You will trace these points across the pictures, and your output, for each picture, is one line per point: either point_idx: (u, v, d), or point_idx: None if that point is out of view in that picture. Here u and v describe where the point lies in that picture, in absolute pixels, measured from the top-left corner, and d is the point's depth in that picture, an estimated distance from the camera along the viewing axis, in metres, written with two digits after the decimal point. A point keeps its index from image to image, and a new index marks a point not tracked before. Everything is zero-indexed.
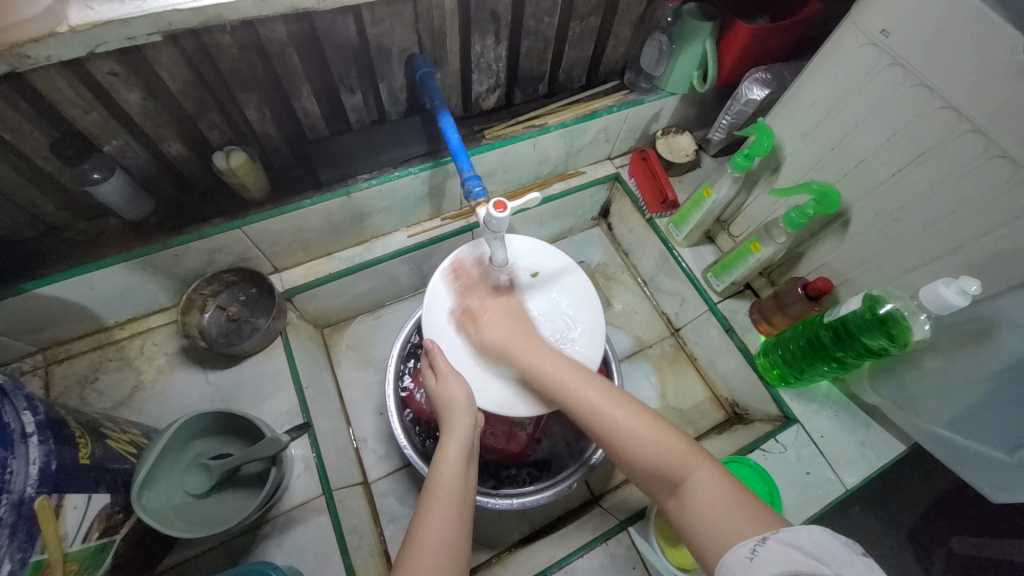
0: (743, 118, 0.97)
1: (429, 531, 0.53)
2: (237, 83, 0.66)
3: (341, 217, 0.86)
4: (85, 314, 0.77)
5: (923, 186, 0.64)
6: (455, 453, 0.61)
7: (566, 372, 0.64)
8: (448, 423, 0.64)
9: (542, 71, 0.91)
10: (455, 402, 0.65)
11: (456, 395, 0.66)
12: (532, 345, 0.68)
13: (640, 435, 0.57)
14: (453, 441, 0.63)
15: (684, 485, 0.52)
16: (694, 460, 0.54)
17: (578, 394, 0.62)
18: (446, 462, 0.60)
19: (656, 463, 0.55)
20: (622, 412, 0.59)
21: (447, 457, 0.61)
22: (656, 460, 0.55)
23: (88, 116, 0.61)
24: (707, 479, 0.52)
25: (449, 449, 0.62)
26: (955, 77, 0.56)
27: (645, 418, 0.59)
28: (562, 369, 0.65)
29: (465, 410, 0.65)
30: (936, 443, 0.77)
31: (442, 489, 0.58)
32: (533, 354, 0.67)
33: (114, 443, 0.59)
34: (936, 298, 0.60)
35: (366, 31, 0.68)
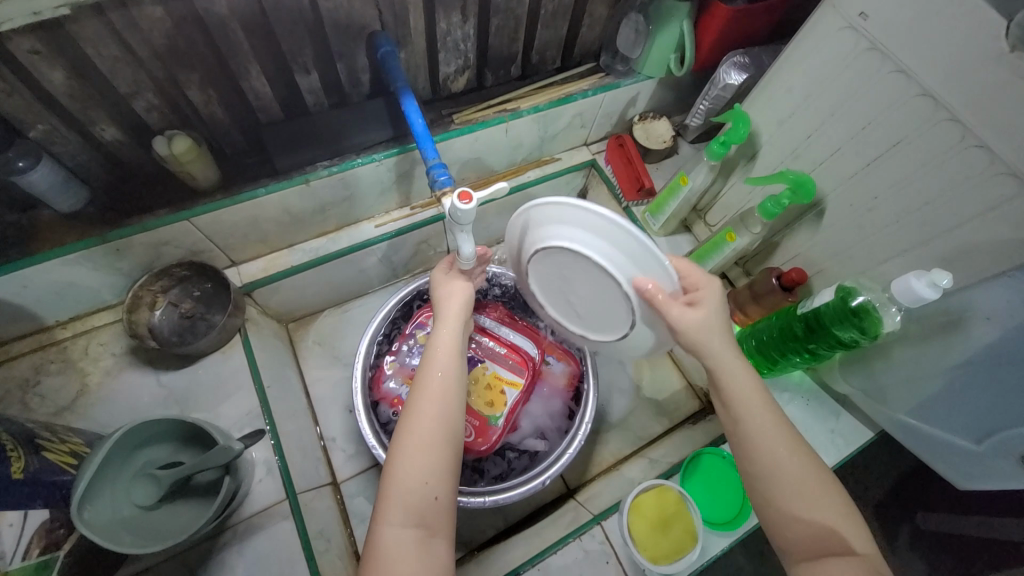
0: (721, 104, 0.95)
1: (419, 422, 0.54)
2: (176, 61, 0.60)
3: (301, 207, 0.81)
4: (20, 314, 0.72)
5: (898, 176, 0.63)
6: (445, 343, 0.61)
7: (753, 406, 0.54)
8: (441, 315, 0.64)
9: (513, 52, 0.86)
10: (457, 299, 0.65)
11: (453, 291, 0.65)
12: (724, 355, 0.57)
13: (805, 498, 0.50)
14: (448, 330, 0.62)
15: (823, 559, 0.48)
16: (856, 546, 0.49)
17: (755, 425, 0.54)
18: (440, 351, 0.60)
19: (813, 534, 0.50)
20: (799, 471, 0.51)
21: (444, 346, 0.61)
22: (817, 530, 0.49)
23: (5, 97, 0.54)
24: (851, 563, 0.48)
25: (439, 340, 0.61)
26: (934, 62, 0.54)
27: (819, 478, 0.51)
28: (748, 399, 0.55)
29: (462, 302, 0.64)
30: (903, 431, 0.78)
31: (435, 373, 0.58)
32: (726, 369, 0.56)
33: (51, 454, 0.55)
34: (908, 291, 0.59)
35: (319, 5, 0.63)
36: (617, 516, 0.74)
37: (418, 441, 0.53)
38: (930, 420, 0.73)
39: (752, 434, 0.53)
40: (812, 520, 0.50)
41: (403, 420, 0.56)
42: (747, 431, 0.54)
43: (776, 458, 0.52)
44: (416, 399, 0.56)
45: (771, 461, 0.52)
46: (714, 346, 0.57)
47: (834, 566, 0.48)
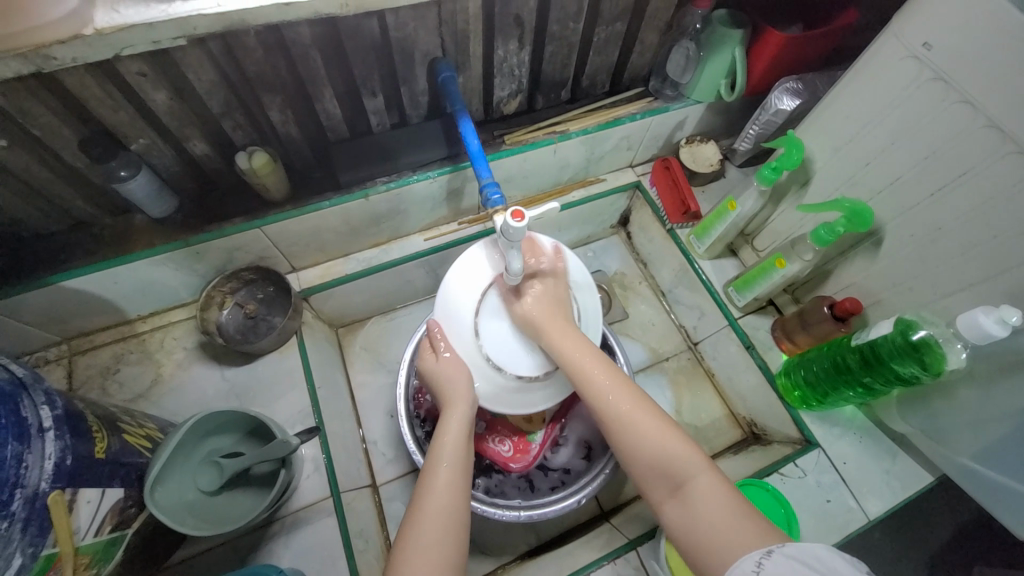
0: (772, 129, 0.94)
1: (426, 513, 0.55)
2: (261, 85, 0.66)
3: (359, 219, 0.86)
4: (109, 307, 0.79)
5: (964, 208, 0.61)
6: (454, 431, 0.63)
7: (580, 358, 0.65)
8: (448, 400, 0.67)
9: (565, 77, 0.89)
10: (459, 380, 0.68)
11: (452, 376, 0.69)
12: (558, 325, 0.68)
13: (644, 431, 0.57)
14: (457, 416, 0.65)
15: (684, 489, 0.52)
16: (699, 468, 0.53)
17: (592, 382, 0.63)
18: (449, 439, 0.63)
19: (660, 463, 0.55)
20: (629, 408, 0.59)
21: (453, 434, 0.63)
22: (661, 460, 0.55)
23: (117, 114, 0.62)
24: (706, 484, 0.51)
25: (449, 425, 0.64)
26: (1003, 94, 0.53)
27: (647, 411, 0.59)
28: (575, 355, 0.66)
29: (463, 390, 0.67)
30: (966, 476, 0.73)
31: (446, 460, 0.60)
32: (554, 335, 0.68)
33: (129, 437, 0.60)
34: (975, 328, 0.57)
35: (389, 34, 0.68)
36: (654, 545, 0.72)
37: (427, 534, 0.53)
38: (998, 467, 0.68)
39: (587, 376, 0.63)
40: (658, 451, 0.55)
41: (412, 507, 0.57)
42: (585, 378, 0.63)
43: (616, 400, 0.60)
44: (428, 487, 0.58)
45: (610, 405, 0.60)
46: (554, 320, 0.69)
47: (688, 497, 0.51)
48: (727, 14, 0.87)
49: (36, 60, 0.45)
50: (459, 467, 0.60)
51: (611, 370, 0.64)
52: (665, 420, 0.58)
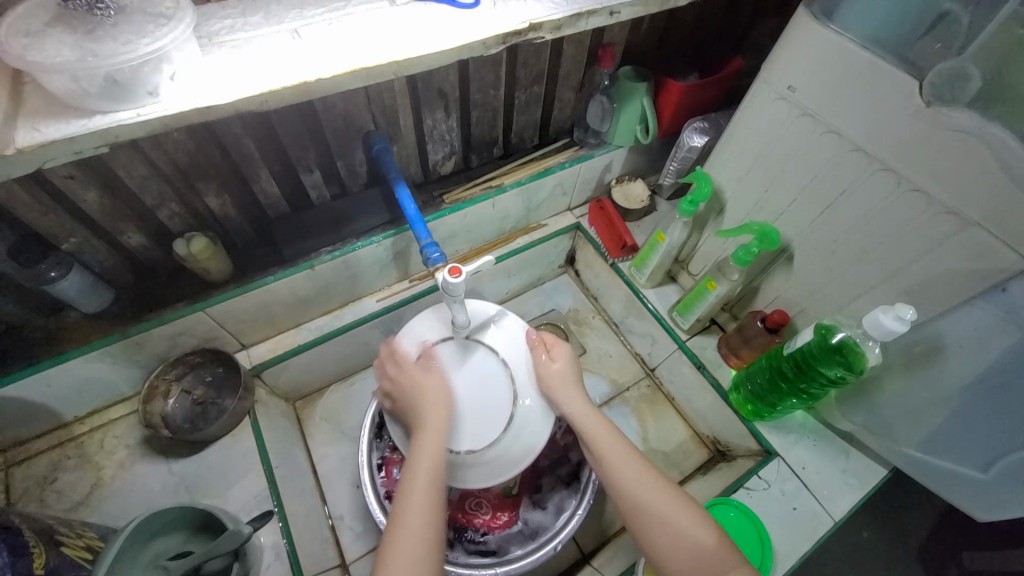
0: (688, 164, 1.03)
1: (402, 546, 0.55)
2: (196, 174, 0.68)
3: (306, 290, 0.87)
4: (42, 413, 0.75)
5: (849, 221, 0.68)
6: (432, 452, 0.62)
7: (595, 426, 0.68)
8: (419, 416, 0.67)
9: (494, 136, 0.96)
10: (439, 399, 0.68)
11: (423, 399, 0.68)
12: (568, 389, 0.72)
13: (674, 518, 0.58)
14: (433, 432, 0.65)
15: None
16: (729, 560, 0.55)
17: (621, 463, 0.64)
18: (424, 454, 0.62)
19: (690, 552, 0.56)
20: (658, 491, 0.61)
21: (431, 454, 0.62)
22: (691, 549, 0.56)
23: (45, 216, 0.62)
24: None
25: (424, 436, 0.64)
26: (857, 123, 0.62)
27: (672, 493, 0.61)
28: (592, 425, 0.68)
29: (439, 407, 0.67)
30: (914, 465, 0.77)
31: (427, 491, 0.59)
32: (567, 394, 0.71)
33: (68, 549, 0.56)
34: (878, 325, 0.63)
35: (320, 115, 0.72)
36: None
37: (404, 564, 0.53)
38: (937, 452, 0.73)
39: (609, 451, 0.65)
40: (687, 537, 0.57)
41: (387, 542, 0.56)
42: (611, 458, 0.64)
43: (637, 481, 0.62)
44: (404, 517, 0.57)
45: (634, 489, 0.61)
46: (567, 390, 0.71)
47: None
48: (632, 70, 0.97)
49: None
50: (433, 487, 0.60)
51: (628, 446, 0.66)
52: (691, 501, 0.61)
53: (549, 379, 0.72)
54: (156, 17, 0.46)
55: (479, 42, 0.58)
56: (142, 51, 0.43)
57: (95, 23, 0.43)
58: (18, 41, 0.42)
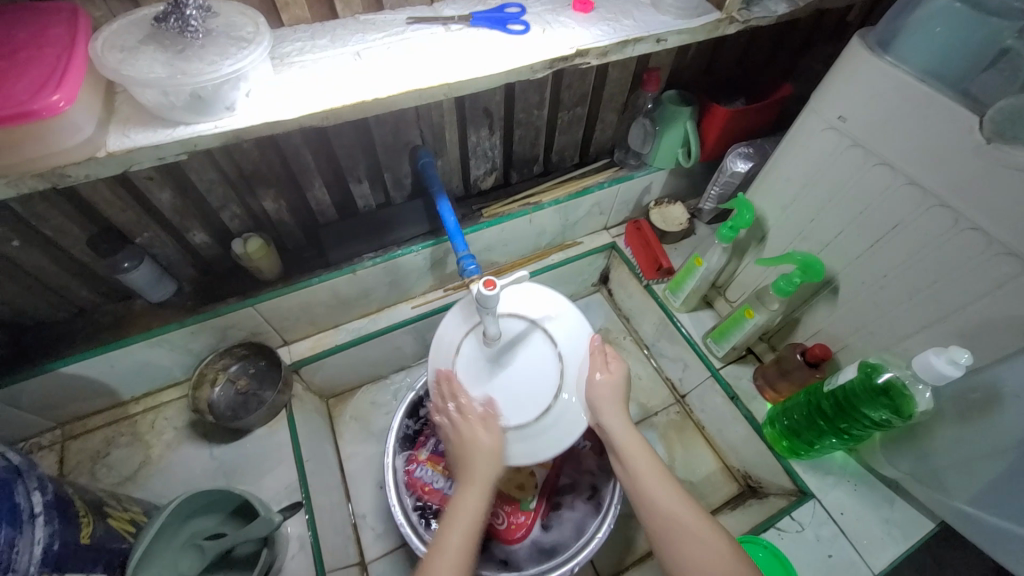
0: (730, 189, 1.02)
1: None
2: (257, 180, 0.73)
3: (347, 293, 0.91)
4: (104, 390, 0.82)
5: (900, 257, 0.66)
6: (472, 507, 0.63)
7: (634, 450, 0.67)
8: (465, 477, 0.66)
9: (535, 154, 0.98)
10: (491, 458, 0.67)
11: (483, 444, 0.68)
12: (613, 408, 0.70)
13: (705, 549, 0.57)
14: (479, 495, 0.64)
15: None
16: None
17: (650, 484, 0.63)
18: (463, 523, 0.62)
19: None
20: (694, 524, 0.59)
21: (470, 510, 0.63)
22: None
23: (125, 212, 0.68)
24: None
25: (465, 501, 0.64)
26: (910, 155, 0.60)
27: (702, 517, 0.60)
28: (634, 448, 0.67)
29: (486, 457, 0.67)
30: (965, 522, 0.72)
31: (454, 546, 0.60)
32: (611, 415, 0.70)
33: (115, 522, 0.60)
34: (929, 368, 0.59)
35: (373, 129, 0.76)
36: None
37: None
38: (992, 510, 0.67)
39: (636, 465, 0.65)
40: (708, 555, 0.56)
41: None
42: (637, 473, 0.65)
43: (674, 509, 0.61)
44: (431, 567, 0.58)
45: (670, 516, 0.60)
46: (611, 406, 0.70)
47: None
48: (676, 94, 0.97)
49: (51, 178, 0.49)
50: (466, 555, 0.60)
51: (658, 462, 0.66)
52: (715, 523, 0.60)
53: (596, 397, 0.71)
54: (238, 40, 0.50)
55: (527, 67, 0.61)
56: (223, 71, 0.48)
57: (184, 44, 0.49)
58: (114, 55, 0.47)
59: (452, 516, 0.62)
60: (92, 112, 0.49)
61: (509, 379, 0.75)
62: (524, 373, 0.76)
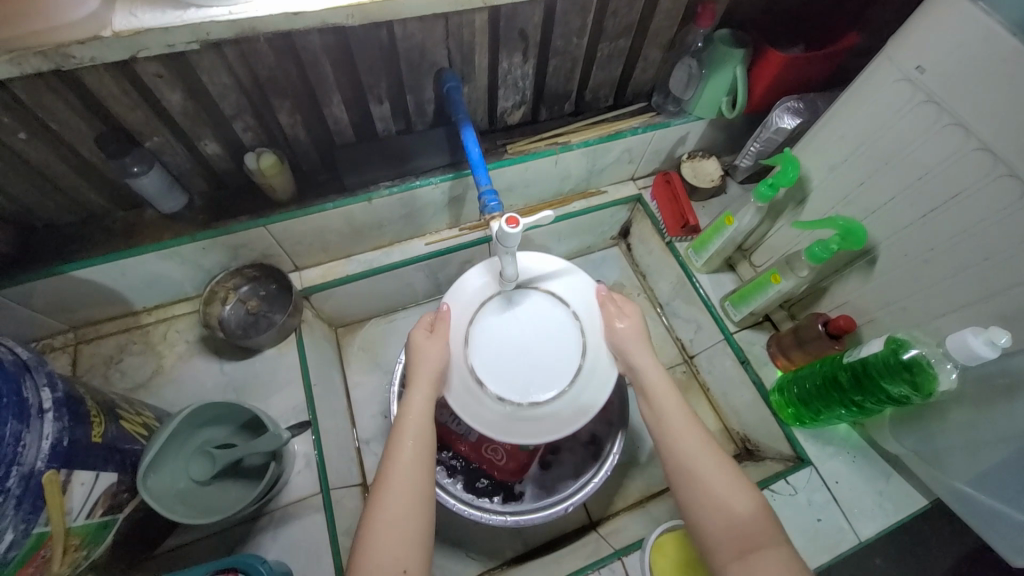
0: (772, 146, 0.95)
1: (392, 482, 0.58)
2: (272, 89, 0.68)
3: (361, 222, 0.88)
4: (115, 298, 0.81)
5: (953, 230, 0.62)
6: (421, 403, 0.65)
7: (661, 392, 0.67)
8: (416, 378, 0.68)
9: (568, 90, 0.91)
10: (437, 359, 0.69)
11: (431, 352, 0.69)
12: (641, 353, 0.71)
13: (721, 489, 0.58)
14: (427, 391, 0.67)
15: (755, 554, 0.53)
16: (770, 536, 0.54)
17: (678, 431, 0.63)
18: (414, 419, 0.64)
19: (732, 523, 0.56)
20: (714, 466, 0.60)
21: (420, 408, 0.65)
22: (734, 522, 0.56)
23: (133, 112, 0.64)
24: (779, 557, 0.52)
25: (414, 405, 0.65)
26: (991, 117, 0.54)
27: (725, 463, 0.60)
28: (660, 392, 0.67)
29: (433, 363, 0.68)
30: (960, 501, 0.72)
31: (408, 437, 0.62)
32: (637, 359, 0.70)
33: (126, 424, 0.61)
34: (964, 348, 0.57)
35: (398, 43, 0.70)
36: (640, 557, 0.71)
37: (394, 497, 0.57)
38: (992, 493, 0.68)
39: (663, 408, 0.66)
40: (726, 500, 0.57)
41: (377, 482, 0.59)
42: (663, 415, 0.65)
43: (695, 451, 0.61)
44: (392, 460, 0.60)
45: (688, 457, 0.61)
46: (640, 348, 0.71)
47: (756, 558, 0.52)
48: (730, 33, 0.88)
49: (56, 59, 0.48)
50: (423, 443, 0.63)
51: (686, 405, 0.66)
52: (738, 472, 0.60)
53: (619, 340, 0.72)
54: None
55: None
56: None
57: None
58: None
59: (405, 411, 0.64)
60: None
61: (527, 352, 0.73)
62: (540, 343, 0.73)
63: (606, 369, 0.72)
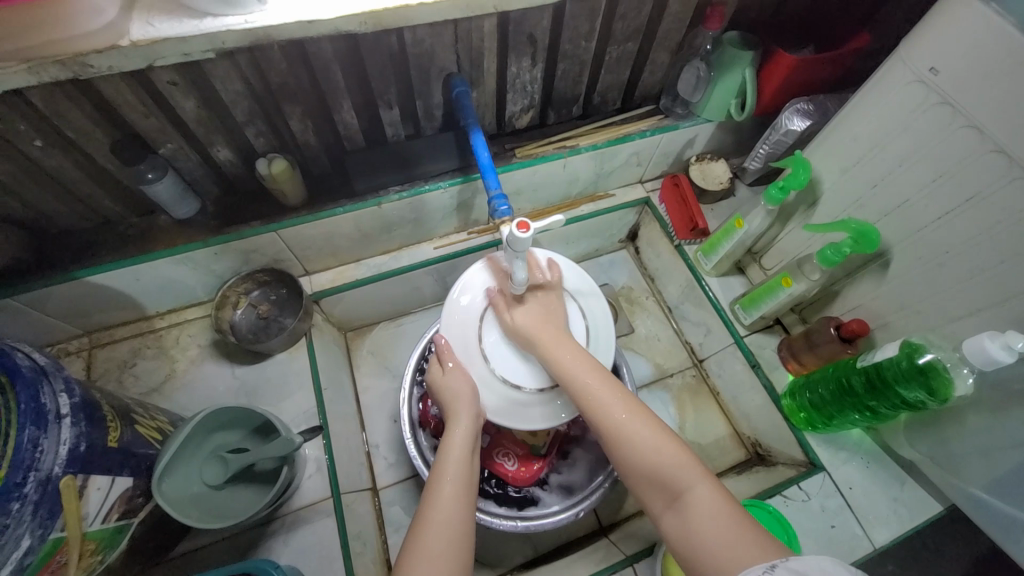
0: (782, 149, 0.94)
1: (434, 516, 0.55)
2: (284, 96, 0.69)
3: (370, 226, 0.89)
4: (129, 303, 0.82)
5: (969, 233, 0.61)
6: (460, 439, 0.62)
7: (578, 365, 0.63)
8: (452, 410, 0.66)
9: (577, 94, 0.91)
10: (468, 390, 0.67)
11: (459, 385, 0.68)
12: (556, 338, 0.67)
13: (642, 443, 0.55)
14: (466, 425, 0.64)
15: (682, 500, 0.51)
16: (697, 478, 0.52)
17: (580, 376, 0.62)
18: (456, 455, 0.61)
19: (659, 475, 0.53)
20: (631, 422, 0.57)
21: (460, 442, 0.62)
22: (659, 471, 0.53)
23: (147, 120, 0.65)
24: (706, 496, 0.50)
25: (452, 438, 0.63)
26: (1007, 118, 0.53)
27: (626, 403, 0.59)
28: (576, 365, 0.63)
29: (469, 399, 0.66)
30: (977, 508, 0.71)
31: (450, 473, 0.59)
32: (555, 345, 0.66)
33: (141, 428, 0.62)
34: (981, 353, 0.56)
35: (407, 48, 0.70)
36: (651, 562, 0.71)
37: (438, 532, 0.53)
38: (1010, 500, 0.67)
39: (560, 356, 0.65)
40: (638, 441, 0.55)
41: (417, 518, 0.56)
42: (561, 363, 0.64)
43: (614, 411, 0.58)
44: (433, 496, 0.57)
45: (611, 420, 0.58)
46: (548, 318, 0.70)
47: (685, 503, 0.50)
48: (738, 36, 0.88)
49: (74, 68, 0.49)
50: (467, 479, 0.59)
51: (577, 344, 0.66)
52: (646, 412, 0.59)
53: (527, 333, 0.69)
54: None
55: None
56: None
57: None
58: None
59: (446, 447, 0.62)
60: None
61: None
62: None
63: (605, 332, 0.75)
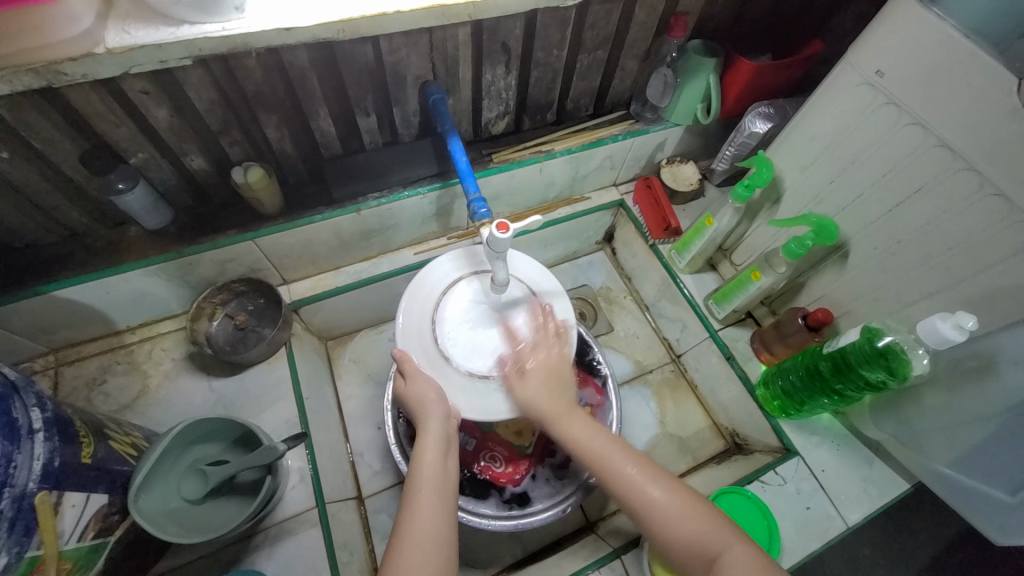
0: (746, 150, 0.99)
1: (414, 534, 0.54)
2: (259, 104, 0.69)
3: (349, 233, 0.89)
4: (99, 318, 0.80)
5: (918, 223, 0.66)
6: (432, 447, 0.61)
7: (594, 437, 0.62)
8: (422, 417, 0.64)
9: (550, 100, 0.94)
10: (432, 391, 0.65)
11: (425, 389, 0.65)
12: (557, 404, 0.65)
13: (669, 511, 0.56)
14: (435, 430, 0.62)
15: (718, 565, 0.51)
16: (727, 539, 0.53)
17: (609, 462, 0.60)
18: (429, 464, 0.60)
19: (692, 540, 0.54)
20: (653, 484, 0.58)
21: (430, 449, 0.61)
22: (692, 540, 0.54)
23: (118, 129, 0.64)
24: (740, 556, 0.51)
25: (426, 444, 0.61)
26: (947, 117, 0.58)
27: (642, 462, 0.60)
28: (596, 439, 0.62)
29: (436, 402, 0.64)
30: (941, 483, 0.75)
31: (425, 483, 0.58)
32: (563, 403, 0.64)
33: (115, 444, 0.60)
34: (933, 332, 0.61)
35: (383, 57, 0.71)
36: (639, 553, 0.72)
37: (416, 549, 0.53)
38: (970, 472, 0.71)
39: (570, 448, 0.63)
40: (663, 510, 0.56)
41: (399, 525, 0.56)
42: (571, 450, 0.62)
43: (634, 475, 0.58)
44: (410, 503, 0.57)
45: (640, 490, 0.57)
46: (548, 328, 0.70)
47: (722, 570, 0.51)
48: (701, 44, 0.93)
49: (48, 76, 0.49)
50: (442, 485, 0.59)
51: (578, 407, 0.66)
52: (660, 470, 0.60)
53: (541, 381, 0.66)
54: None
55: None
56: None
57: None
58: None
59: (419, 453, 0.60)
60: (89, 4, 0.48)
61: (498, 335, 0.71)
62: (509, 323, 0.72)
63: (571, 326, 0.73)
